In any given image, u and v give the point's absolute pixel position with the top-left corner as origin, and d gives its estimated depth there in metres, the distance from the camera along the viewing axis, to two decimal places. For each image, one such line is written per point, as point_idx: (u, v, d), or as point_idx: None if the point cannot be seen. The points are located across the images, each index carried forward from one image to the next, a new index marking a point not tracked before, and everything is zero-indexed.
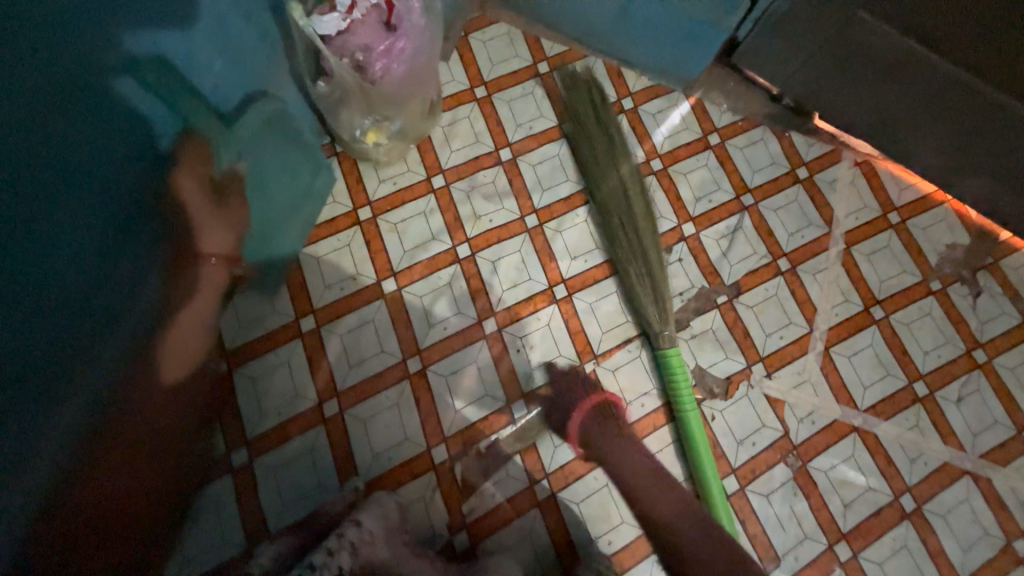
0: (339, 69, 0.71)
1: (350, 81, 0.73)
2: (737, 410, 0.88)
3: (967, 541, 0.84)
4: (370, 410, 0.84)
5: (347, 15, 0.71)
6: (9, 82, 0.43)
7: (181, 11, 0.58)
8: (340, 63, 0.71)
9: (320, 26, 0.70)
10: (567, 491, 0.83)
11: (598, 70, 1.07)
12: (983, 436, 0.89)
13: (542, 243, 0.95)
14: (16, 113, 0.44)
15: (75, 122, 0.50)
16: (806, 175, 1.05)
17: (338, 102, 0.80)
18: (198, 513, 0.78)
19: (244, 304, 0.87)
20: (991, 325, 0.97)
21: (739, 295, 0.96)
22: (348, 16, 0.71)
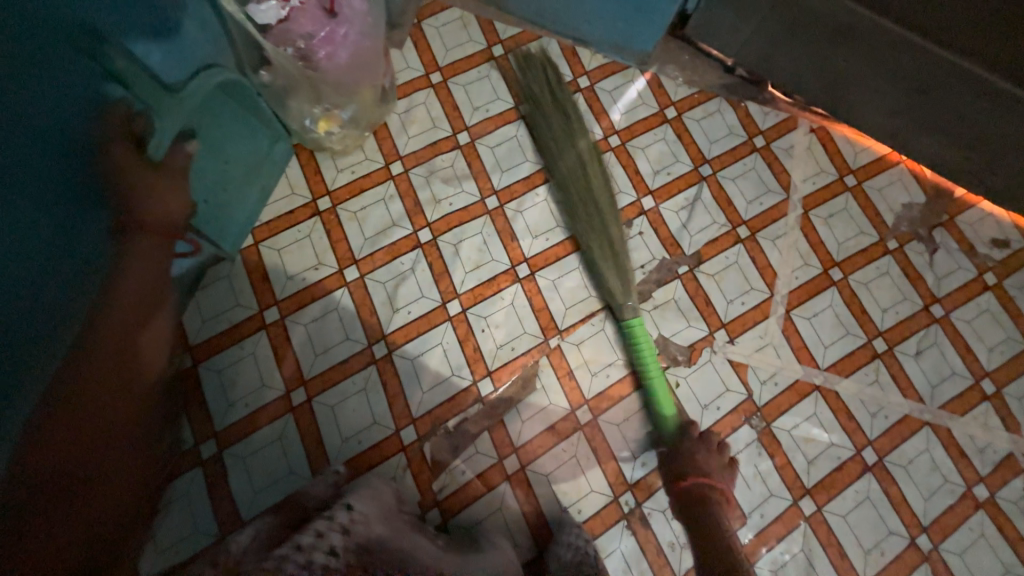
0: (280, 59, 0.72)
1: (294, 70, 0.75)
2: (701, 376, 0.90)
3: (928, 489, 0.86)
4: (338, 396, 0.85)
5: (285, 3, 0.70)
6: None
7: None
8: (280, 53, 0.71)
9: (259, 17, 0.70)
10: (536, 464, 0.84)
11: (553, 51, 1.07)
12: (942, 388, 0.91)
13: (503, 224, 0.96)
14: None
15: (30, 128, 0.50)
16: (763, 144, 1.06)
17: (284, 91, 0.80)
18: (170, 506, 0.78)
19: (206, 298, 0.87)
20: (948, 280, 0.99)
21: (700, 264, 0.97)
22: (286, 4, 0.71)
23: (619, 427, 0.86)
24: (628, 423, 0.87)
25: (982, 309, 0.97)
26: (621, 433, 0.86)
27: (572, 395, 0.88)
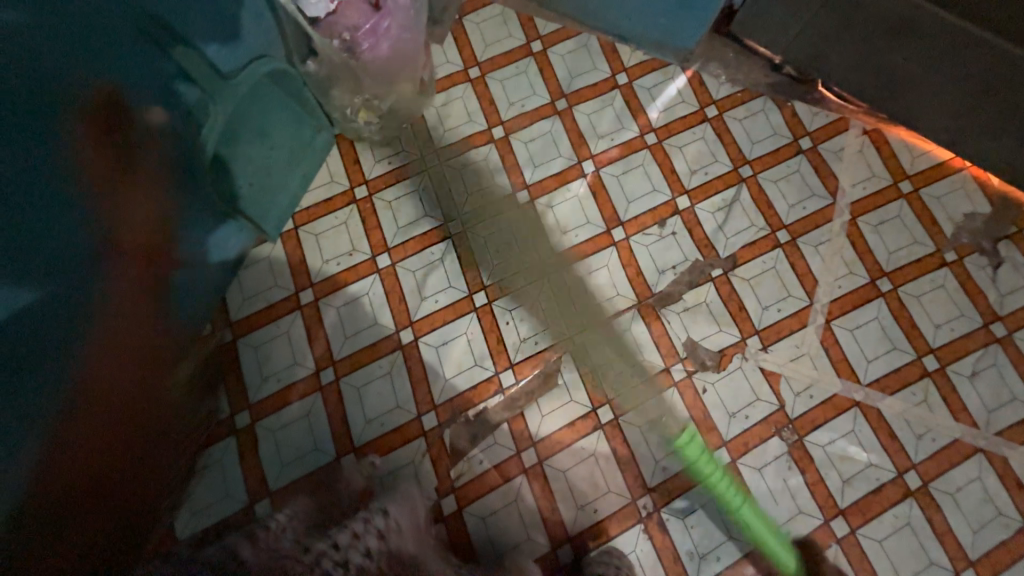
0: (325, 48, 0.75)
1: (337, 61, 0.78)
2: (730, 383, 0.87)
3: (979, 521, 0.79)
4: (364, 378, 0.87)
5: None
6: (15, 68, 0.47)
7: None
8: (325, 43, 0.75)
9: (308, 8, 0.74)
10: (553, 460, 0.84)
11: (592, 47, 1.06)
12: (1000, 414, 0.84)
13: (533, 218, 0.96)
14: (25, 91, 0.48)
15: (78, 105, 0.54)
16: (809, 145, 1.01)
17: (326, 81, 0.85)
18: (205, 470, 0.83)
19: (248, 277, 0.92)
20: (1013, 298, 0.91)
21: (735, 268, 0.93)
22: None
23: (641, 429, 0.85)
24: (650, 426, 0.85)
25: None
26: (643, 436, 0.84)
27: (594, 392, 0.87)
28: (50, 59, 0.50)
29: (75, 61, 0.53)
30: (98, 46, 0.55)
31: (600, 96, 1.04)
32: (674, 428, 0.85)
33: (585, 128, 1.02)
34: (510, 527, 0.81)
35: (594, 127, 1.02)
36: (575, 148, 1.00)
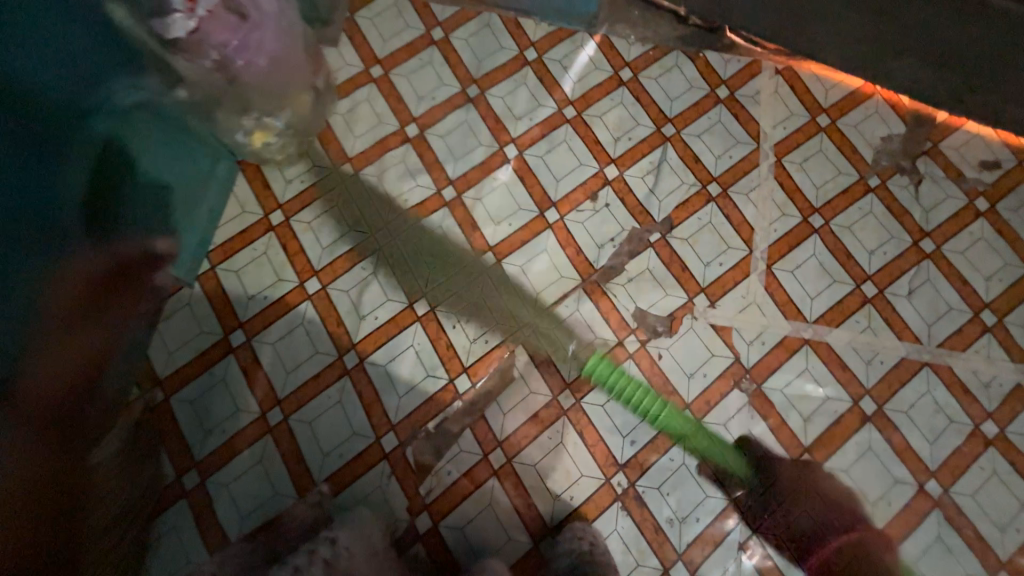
0: None
1: None
2: (683, 345, 0.86)
3: (933, 432, 0.82)
4: (314, 411, 0.83)
5: (190, 13, 0.66)
6: None
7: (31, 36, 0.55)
8: None
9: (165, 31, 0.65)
10: (522, 455, 0.82)
11: (495, 26, 1.02)
12: (939, 326, 0.87)
13: (463, 214, 0.92)
14: None
15: None
16: (727, 94, 1.00)
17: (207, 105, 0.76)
18: (158, 541, 0.78)
19: (170, 330, 0.85)
20: (937, 212, 0.93)
21: (672, 230, 0.93)
22: (192, 14, 0.66)
23: (604, 407, 0.84)
24: (612, 402, 0.84)
25: (975, 237, 0.91)
26: (607, 414, 0.84)
27: (553, 380, 0.85)
28: None
29: None
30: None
31: (511, 77, 1.00)
32: (636, 400, 0.84)
33: (501, 112, 0.98)
34: (489, 533, 0.80)
35: (511, 109, 0.98)
36: (494, 134, 0.97)
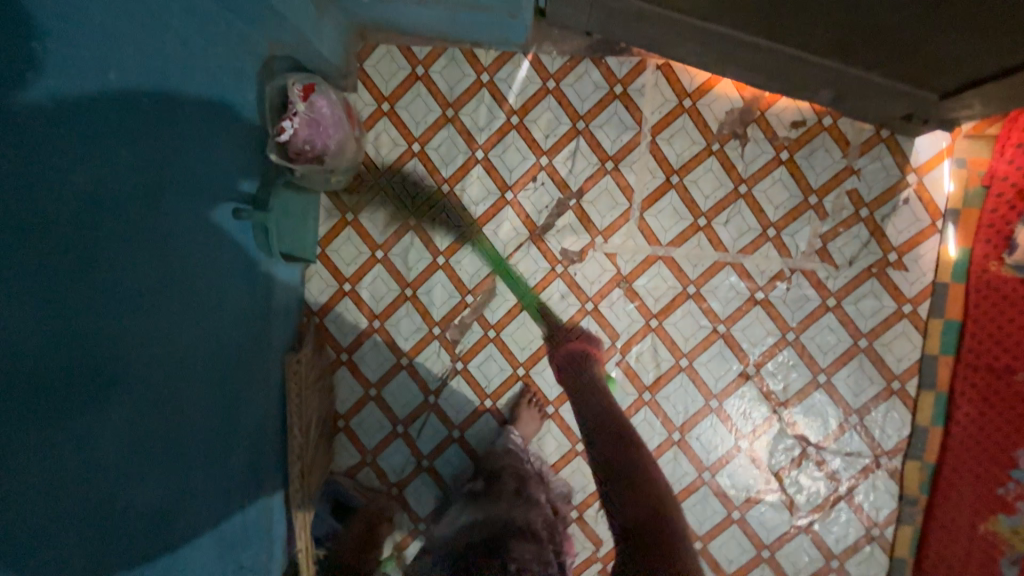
0: (303, 162, 1.31)
1: (311, 166, 1.34)
2: (589, 265, 1.53)
3: (726, 299, 1.49)
4: (394, 319, 1.60)
5: (290, 126, 1.26)
6: (125, 257, 0.90)
7: (206, 178, 1.12)
8: (302, 158, 1.31)
9: (281, 139, 1.27)
10: (505, 330, 1.57)
11: (458, 58, 1.50)
12: (740, 240, 1.47)
13: (455, 201, 1.55)
14: (126, 268, 0.91)
15: (160, 260, 1.00)
16: (621, 90, 1.47)
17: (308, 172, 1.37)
18: (336, 384, 1.62)
19: (312, 284, 1.60)
20: (753, 164, 1.45)
21: (583, 195, 1.51)
22: (291, 126, 1.26)
23: (546, 303, 1.55)
24: (549, 300, 1.55)
25: (775, 179, 1.45)
26: (547, 306, 1.55)
27: (517, 290, 1.56)
28: (125, 254, 0.91)
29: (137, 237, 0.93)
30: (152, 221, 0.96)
31: (473, 98, 1.51)
32: (563, 296, 1.54)
33: (470, 126, 1.52)
34: (490, 369, 1.59)
35: (475, 122, 1.52)
36: (467, 143, 1.53)
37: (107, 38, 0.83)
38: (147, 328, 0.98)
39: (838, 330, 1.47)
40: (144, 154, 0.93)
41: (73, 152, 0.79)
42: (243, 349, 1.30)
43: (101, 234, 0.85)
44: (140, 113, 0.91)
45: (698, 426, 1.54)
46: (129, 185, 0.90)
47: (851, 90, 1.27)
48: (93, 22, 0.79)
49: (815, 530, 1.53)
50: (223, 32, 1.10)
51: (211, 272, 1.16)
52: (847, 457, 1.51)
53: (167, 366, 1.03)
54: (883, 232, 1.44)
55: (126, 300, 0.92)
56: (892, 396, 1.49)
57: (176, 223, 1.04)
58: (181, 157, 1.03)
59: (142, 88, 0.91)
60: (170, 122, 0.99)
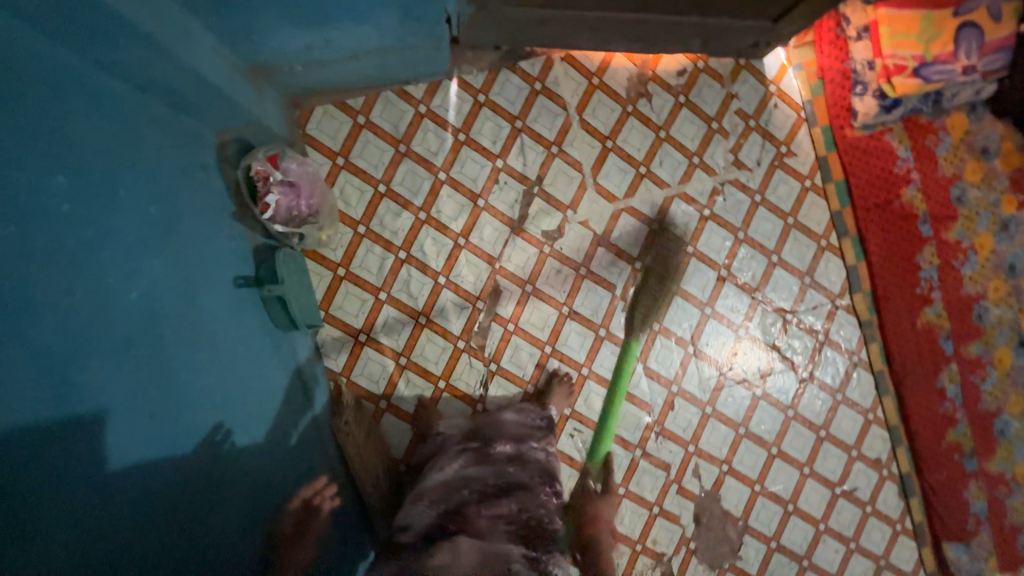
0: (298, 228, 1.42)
1: (306, 227, 1.45)
2: (570, 238, 1.72)
3: (685, 224, 1.77)
4: (418, 349, 1.66)
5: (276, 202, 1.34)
6: (128, 364, 0.86)
7: (195, 267, 1.10)
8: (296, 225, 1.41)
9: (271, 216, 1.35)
10: (522, 318, 1.71)
11: (392, 98, 1.63)
12: (676, 174, 1.77)
13: (436, 223, 1.66)
14: (133, 376, 0.87)
15: (168, 358, 0.97)
16: (541, 85, 1.70)
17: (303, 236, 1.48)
18: (385, 431, 1.64)
19: (326, 347, 1.61)
20: (663, 112, 1.76)
21: (542, 181, 1.71)
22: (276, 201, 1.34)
23: (547, 282, 1.72)
24: (548, 279, 1.71)
25: (683, 119, 1.77)
26: (548, 284, 1.72)
27: (518, 280, 1.70)
28: (130, 360, 0.87)
29: (137, 339, 0.90)
30: (150, 322, 0.94)
31: (419, 128, 1.64)
32: (558, 270, 1.72)
33: (425, 154, 1.65)
34: (522, 358, 1.70)
35: (428, 149, 1.65)
36: (428, 169, 1.65)
37: (90, 158, 0.86)
38: (181, 429, 0.97)
39: (771, 217, 1.82)
40: (139, 260, 0.94)
41: (81, 271, 0.80)
42: (278, 430, 1.29)
43: (106, 342, 0.83)
44: (111, 221, 0.89)
45: (703, 333, 1.80)
46: (121, 289, 0.88)
47: (713, 35, 1.62)
48: (75, 149, 0.83)
49: (816, 376, 1.86)
50: (179, 130, 1.14)
51: (232, 357, 1.17)
52: (815, 310, 1.86)
53: (204, 458, 1.01)
54: (770, 133, 1.82)
55: (142, 404, 0.88)
56: (824, 252, 1.87)
57: (185, 319, 1.04)
58: (166, 252, 1.02)
59: (109, 196, 0.89)
60: (157, 223, 1.01)
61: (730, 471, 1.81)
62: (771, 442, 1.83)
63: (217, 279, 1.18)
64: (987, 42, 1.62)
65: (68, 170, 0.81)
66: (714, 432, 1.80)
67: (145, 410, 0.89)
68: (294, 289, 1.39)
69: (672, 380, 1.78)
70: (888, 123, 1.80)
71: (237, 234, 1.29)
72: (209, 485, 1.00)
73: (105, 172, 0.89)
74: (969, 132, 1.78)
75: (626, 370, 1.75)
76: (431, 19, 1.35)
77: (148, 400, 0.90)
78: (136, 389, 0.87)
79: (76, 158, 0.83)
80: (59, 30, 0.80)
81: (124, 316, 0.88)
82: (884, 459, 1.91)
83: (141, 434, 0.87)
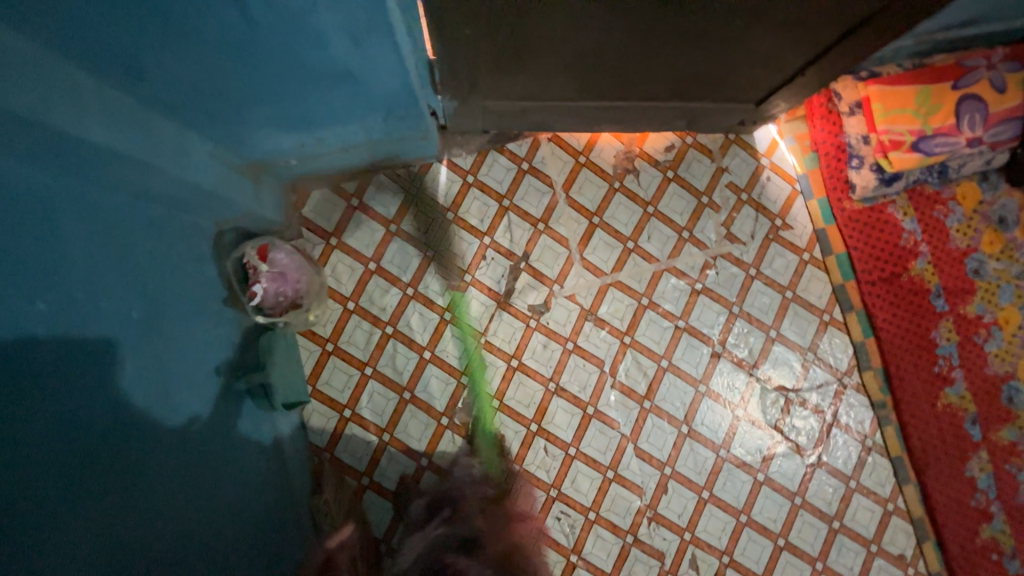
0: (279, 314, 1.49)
1: (289, 313, 1.51)
2: (556, 312, 1.72)
3: (676, 298, 1.74)
4: (401, 426, 1.66)
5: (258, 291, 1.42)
6: (112, 469, 0.90)
7: (181, 361, 1.16)
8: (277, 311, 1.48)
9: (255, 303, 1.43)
10: (508, 395, 1.69)
11: (385, 181, 1.71)
12: (665, 248, 1.76)
13: (423, 299, 1.70)
14: (115, 480, 0.90)
15: (153, 457, 1.00)
16: (528, 165, 1.75)
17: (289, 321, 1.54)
18: (368, 509, 1.64)
19: (312, 422, 1.65)
20: (650, 188, 1.77)
21: (529, 256, 1.73)
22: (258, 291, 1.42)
23: (533, 357, 1.70)
24: (533, 355, 1.70)
25: (671, 194, 1.77)
26: (535, 359, 1.70)
27: (503, 355, 1.70)
28: (114, 464, 0.90)
29: (123, 443, 0.94)
30: (136, 424, 0.98)
31: (409, 209, 1.71)
32: (544, 346, 1.71)
33: (414, 233, 1.71)
34: (506, 436, 1.68)
35: (418, 229, 1.71)
36: (417, 247, 1.71)
37: (89, 273, 0.94)
38: (165, 527, 0.98)
39: (768, 291, 1.77)
40: (127, 361, 0.99)
41: (73, 383, 0.86)
42: (261, 516, 1.30)
43: (92, 449, 0.87)
44: (103, 329, 0.95)
45: (698, 412, 1.72)
46: (108, 395, 0.93)
47: (698, 116, 1.63)
48: (73, 269, 0.90)
49: (826, 462, 1.74)
50: (179, 229, 1.23)
51: (214, 444, 1.20)
52: (820, 389, 1.76)
53: (185, 553, 1.02)
54: (764, 206, 1.79)
55: (122, 508, 0.90)
56: (828, 327, 1.78)
57: (171, 413, 1.08)
58: (154, 350, 1.08)
59: (103, 306, 0.96)
60: (148, 320, 1.08)
61: (732, 563, 1.68)
62: (777, 533, 1.70)
63: (203, 369, 1.23)
64: (992, 113, 1.59)
65: (67, 293, 0.88)
66: (712, 520, 1.69)
67: (127, 513, 0.91)
68: (277, 373, 1.43)
69: (665, 462, 1.70)
70: (890, 195, 1.74)
71: (225, 321, 1.36)
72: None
73: (103, 282, 0.97)
74: (983, 203, 1.70)
75: (615, 451, 1.69)
76: (416, 116, 1.42)
77: (128, 505, 0.92)
78: (117, 491, 0.90)
79: (76, 275, 0.90)
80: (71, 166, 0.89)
81: (108, 422, 0.92)
82: (910, 556, 1.72)
83: (120, 540, 0.88)
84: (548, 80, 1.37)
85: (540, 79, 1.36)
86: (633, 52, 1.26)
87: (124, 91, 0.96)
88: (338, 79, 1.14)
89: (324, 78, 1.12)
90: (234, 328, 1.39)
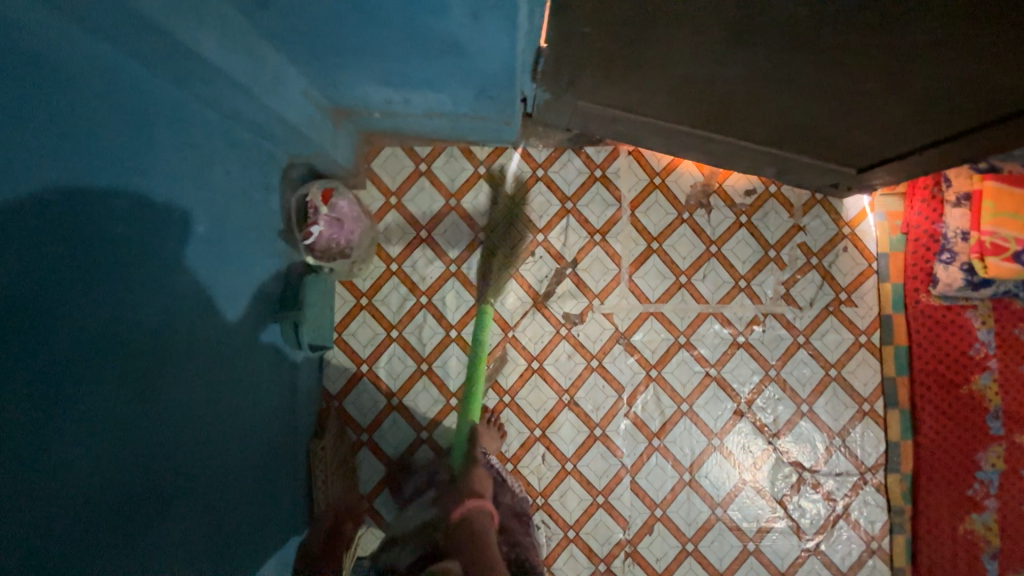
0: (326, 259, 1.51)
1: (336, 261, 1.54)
2: (589, 326, 1.69)
3: (713, 345, 1.68)
4: (411, 395, 1.68)
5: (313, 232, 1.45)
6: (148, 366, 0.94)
7: (229, 280, 1.19)
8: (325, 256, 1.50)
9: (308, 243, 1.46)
10: (521, 394, 1.68)
11: (456, 154, 1.71)
12: (717, 292, 1.69)
13: (463, 278, 1.69)
14: (148, 378, 0.94)
15: (184, 364, 1.04)
16: (601, 173, 1.70)
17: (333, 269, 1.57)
18: (360, 463, 1.67)
19: (330, 367, 1.68)
20: (719, 227, 1.70)
21: (577, 265, 1.69)
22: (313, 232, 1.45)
23: (555, 364, 1.68)
24: (555, 362, 1.68)
25: (738, 239, 1.70)
26: (555, 366, 1.68)
27: (525, 354, 1.68)
28: (149, 362, 0.95)
29: (160, 345, 0.98)
30: (175, 330, 1.02)
31: (473, 188, 1.70)
32: (568, 356, 1.68)
33: (473, 212, 1.70)
34: (508, 434, 1.67)
35: (477, 209, 1.70)
36: (470, 227, 1.70)
37: (167, 179, 0.97)
38: (180, 435, 1.02)
39: (811, 363, 1.68)
40: (181, 269, 1.03)
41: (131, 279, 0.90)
42: (263, 446, 1.34)
43: (133, 343, 0.91)
44: (168, 235, 0.98)
45: (705, 464, 1.67)
46: (157, 298, 0.96)
47: (791, 168, 1.54)
48: (155, 172, 0.93)
49: (823, 551, 1.66)
50: (254, 155, 1.26)
51: (239, 367, 1.24)
52: (838, 477, 1.68)
53: (194, 459, 1.06)
54: (832, 276, 1.70)
55: (150, 405, 0.95)
56: (865, 417, 1.69)
57: (207, 328, 1.12)
58: (208, 265, 1.12)
59: (173, 211, 0.99)
60: (209, 236, 1.11)
61: None
62: None
63: (246, 293, 1.27)
64: None
65: (145, 193, 0.91)
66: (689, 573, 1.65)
67: (152, 413, 0.95)
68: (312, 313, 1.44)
69: (658, 504, 1.66)
70: (973, 299, 1.62)
71: (274, 252, 1.39)
72: (192, 491, 1.05)
73: (178, 189, 1.00)
74: None
75: (610, 478, 1.66)
76: (506, 99, 1.39)
77: (152, 409, 0.95)
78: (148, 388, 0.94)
79: (157, 178, 0.94)
80: (176, 74, 0.92)
81: (153, 322, 0.95)
82: None
83: (142, 434, 0.93)
84: (646, 95, 1.31)
85: (639, 92, 1.30)
86: (743, 88, 1.19)
87: (243, 14, 0.97)
88: (442, 47, 1.12)
89: (430, 42, 1.11)
90: (281, 260, 1.42)
